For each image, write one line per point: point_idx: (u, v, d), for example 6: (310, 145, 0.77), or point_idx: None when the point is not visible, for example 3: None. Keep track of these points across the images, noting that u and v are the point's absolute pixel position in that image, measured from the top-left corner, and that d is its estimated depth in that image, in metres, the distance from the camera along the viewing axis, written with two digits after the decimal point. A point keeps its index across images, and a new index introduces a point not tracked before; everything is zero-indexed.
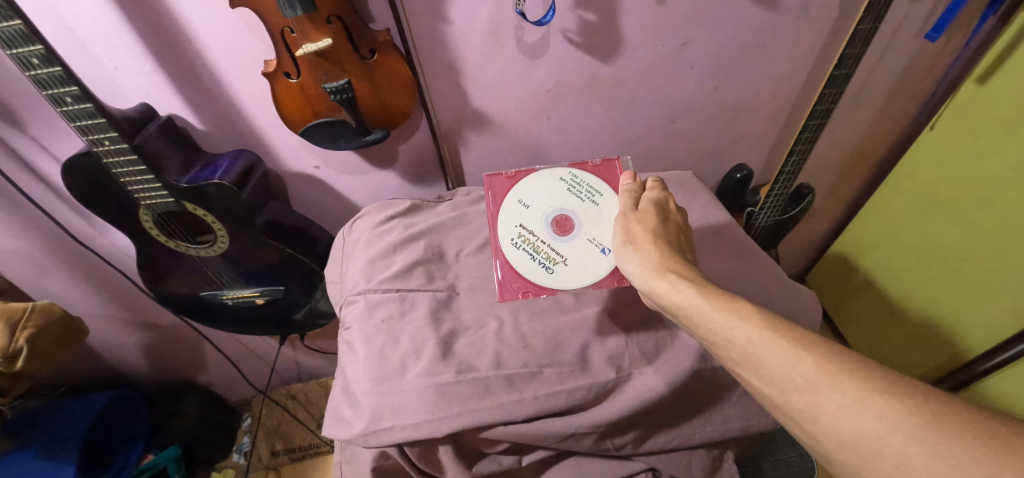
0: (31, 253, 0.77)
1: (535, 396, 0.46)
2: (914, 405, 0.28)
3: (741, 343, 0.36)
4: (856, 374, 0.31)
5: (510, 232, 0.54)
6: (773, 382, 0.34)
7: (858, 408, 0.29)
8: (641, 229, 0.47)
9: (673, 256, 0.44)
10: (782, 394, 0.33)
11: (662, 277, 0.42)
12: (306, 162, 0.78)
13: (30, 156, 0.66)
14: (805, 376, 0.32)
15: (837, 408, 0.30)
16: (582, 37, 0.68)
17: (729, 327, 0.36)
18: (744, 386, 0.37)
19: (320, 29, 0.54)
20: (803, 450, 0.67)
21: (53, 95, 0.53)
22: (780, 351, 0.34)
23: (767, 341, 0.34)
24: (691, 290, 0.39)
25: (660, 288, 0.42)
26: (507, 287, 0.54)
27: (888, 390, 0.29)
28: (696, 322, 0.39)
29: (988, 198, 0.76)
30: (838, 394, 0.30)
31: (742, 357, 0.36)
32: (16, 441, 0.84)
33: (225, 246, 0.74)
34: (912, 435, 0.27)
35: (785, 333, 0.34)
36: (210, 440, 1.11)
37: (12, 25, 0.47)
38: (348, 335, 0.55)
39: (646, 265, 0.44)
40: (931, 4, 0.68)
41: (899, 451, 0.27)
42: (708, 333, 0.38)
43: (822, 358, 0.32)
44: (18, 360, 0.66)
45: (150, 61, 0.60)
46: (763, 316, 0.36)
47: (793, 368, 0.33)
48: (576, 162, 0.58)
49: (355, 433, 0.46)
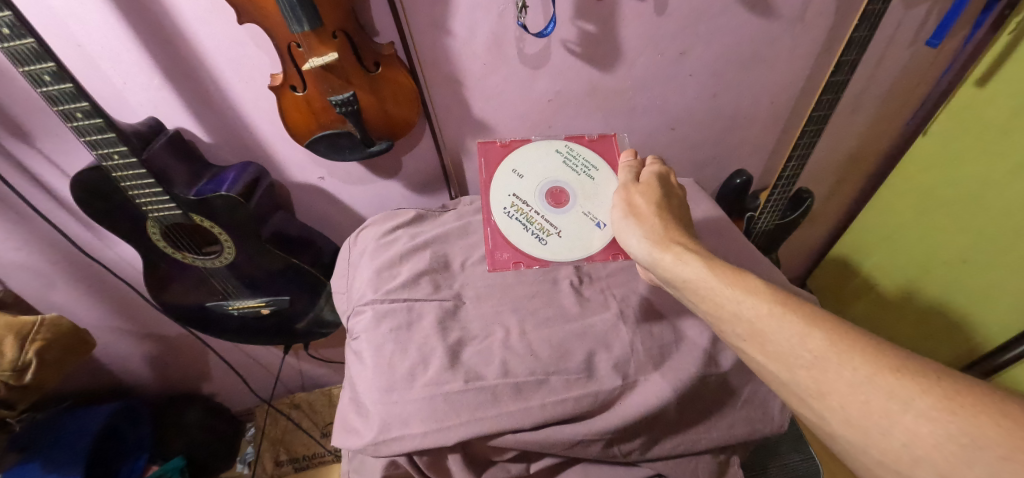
0: (38, 265, 0.77)
1: (542, 405, 0.47)
2: (927, 385, 0.29)
3: (748, 318, 0.37)
4: (866, 352, 0.32)
5: (504, 202, 0.57)
6: (781, 358, 0.35)
7: (868, 387, 0.30)
8: (644, 202, 0.50)
9: (677, 231, 0.46)
10: (788, 370, 0.34)
11: (667, 249, 0.44)
12: (311, 173, 0.79)
13: (37, 170, 0.67)
14: (814, 352, 0.33)
15: (846, 386, 0.31)
16: (582, 48, 0.69)
17: (736, 301, 0.38)
18: (748, 363, 0.38)
19: (327, 44, 0.55)
20: (809, 454, 0.67)
21: (64, 111, 0.54)
22: (788, 325, 0.35)
23: (776, 315, 0.36)
24: (699, 263, 0.41)
25: (665, 259, 0.44)
26: (498, 258, 0.57)
27: (900, 369, 0.30)
28: (703, 295, 0.40)
29: (988, 196, 0.77)
30: (848, 370, 0.31)
31: (747, 332, 0.37)
32: (22, 453, 0.84)
33: (232, 256, 0.75)
34: (923, 413, 0.28)
35: (794, 308, 0.36)
36: (214, 450, 1.10)
37: (25, 44, 0.48)
38: (356, 344, 0.55)
39: (650, 238, 0.46)
40: (925, 12, 0.70)
41: (909, 430, 0.28)
42: (714, 308, 0.39)
43: (832, 335, 0.33)
44: (26, 373, 0.67)
45: (158, 75, 0.61)
46: (771, 290, 0.37)
47: (802, 344, 0.34)
48: (572, 136, 0.61)
49: (364, 441, 0.46)
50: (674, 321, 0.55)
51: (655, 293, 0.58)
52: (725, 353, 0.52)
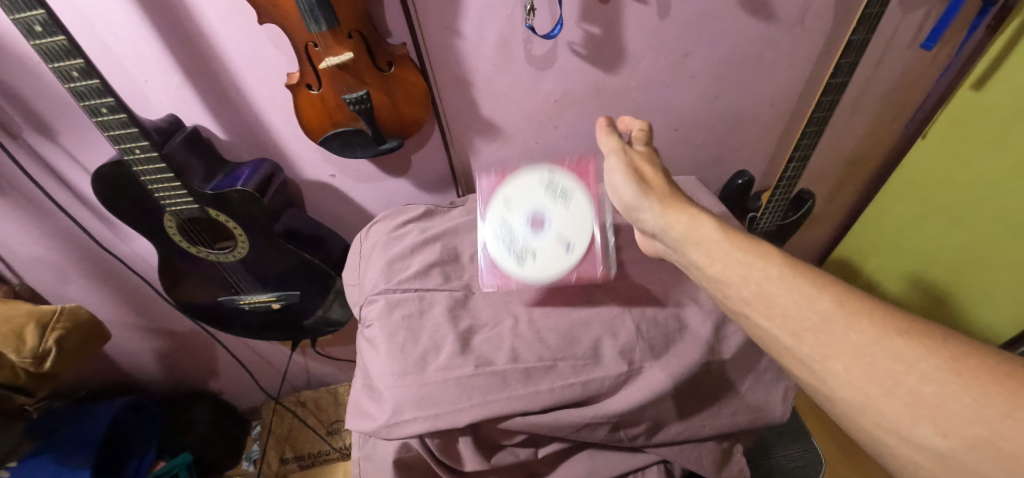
0: (54, 259, 0.79)
1: (550, 388, 0.48)
2: (933, 346, 0.30)
3: (756, 281, 0.38)
4: (874, 316, 0.33)
5: (495, 225, 0.58)
6: (787, 322, 0.36)
7: (874, 348, 0.32)
8: (651, 168, 0.50)
9: (684, 198, 0.48)
10: (794, 335, 0.35)
11: (682, 214, 0.45)
12: (323, 171, 0.81)
13: (59, 165, 0.69)
14: (821, 313, 0.34)
15: (852, 347, 0.32)
16: (588, 49, 0.71)
17: (748, 264, 0.39)
18: (749, 329, 0.40)
19: (342, 44, 0.57)
20: (812, 446, 0.68)
21: (90, 107, 0.56)
22: (797, 289, 0.36)
23: (785, 279, 0.37)
24: (713, 227, 0.43)
25: (681, 224, 0.45)
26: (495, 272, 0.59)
27: (905, 332, 0.32)
28: (714, 258, 0.42)
29: (986, 196, 0.78)
30: (854, 333, 0.33)
31: (754, 296, 0.38)
32: (36, 443, 0.85)
33: (245, 251, 0.77)
34: (928, 374, 0.29)
35: (802, 272, 0.37)
36: (222, 447, 1.12)
37: (55, 41, 0.50)
38: (368, 333, 0.56)
39: (664, 204, 0.47)
40: (922, 15, 0.72)
41: (913, 389, 0.30)
42: (723, 271, 0.41)
43: (839, 299, 0.35)
44: (47, 360, 0.68)
45: (178, 74, 0.63)
46: (782, 258, 0.39)
47: (809, 307, 0.35)
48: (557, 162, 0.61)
49: (377, 425, 0.47)
50: (678, 311, 0.56)
51: (658, 285, 0.59)
52: (726, 342, 0.53)
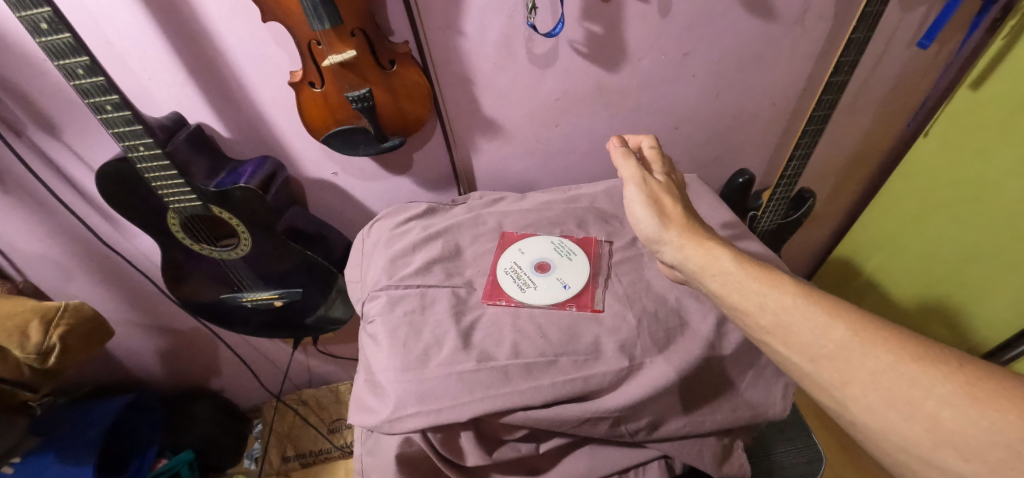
0: (57, 256, 0.80)
1: (551, 383, 0.48)
2: (949, 371, 0.30)
3: (773, 309, 0.39)
4: (889, 343, 0.33)
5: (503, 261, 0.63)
6: (803, 348, 0.36)
7: (891, 374, 0.32)
8: (669, 199, 0.52)
9: (702, 229, 0.49)
10: (812, 361, 0.36)
11: (698, 245, 0.46)
12: (324, 169, 0.81)
13: (63, 163, 0.69)
14: (837, 341, 0.35)
15: (868, 374, 0.33)
16: (589, 48, 0.72)
17: (763, 294, 0.40)
18: (765, 351, 0.40)
19: (345, 42, 0.57)
20: (811, 442, 0.68)
21: (95, 104, 0.56)
22: (811, 316, 0.37)
23: (800, 306, 0.38)
24: (728, 258, 0.44)
25: (697, 255, 0.46)
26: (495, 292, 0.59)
27: (922, 358, 0.32)
28: (731, 289, 0.42)
29: (989, 200, 0.78)
30: (871, 359, 0.33)
31: (771, 324, 0.39)
32: (40, 438, 0.86)
33: (247, 248, 0.77)
34: (946, 399, 0.29)
35: (817, 301, 0.38)
36: (223, 445, 1.13)
37: (61, 38, 0.50)
38: (371, 328, 0.56)
39: (681, 235, 0.48)
40: (922, 13, 0.72)
41: (932, 414, 0.29)
42: (738, 300, 0.41)
43: (855, 326, 0.35)
44: (51, 355, 0.69)
45: (182, 72, 0.63)
46: (795, 285, 0.40)
47: (825, 334, 0.36)
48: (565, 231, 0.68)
49: (380, 420, 0.48)
50: (680, 308, 0.56)
51: (658, 282, 0.59)
52: (726, 339, 0.53)
